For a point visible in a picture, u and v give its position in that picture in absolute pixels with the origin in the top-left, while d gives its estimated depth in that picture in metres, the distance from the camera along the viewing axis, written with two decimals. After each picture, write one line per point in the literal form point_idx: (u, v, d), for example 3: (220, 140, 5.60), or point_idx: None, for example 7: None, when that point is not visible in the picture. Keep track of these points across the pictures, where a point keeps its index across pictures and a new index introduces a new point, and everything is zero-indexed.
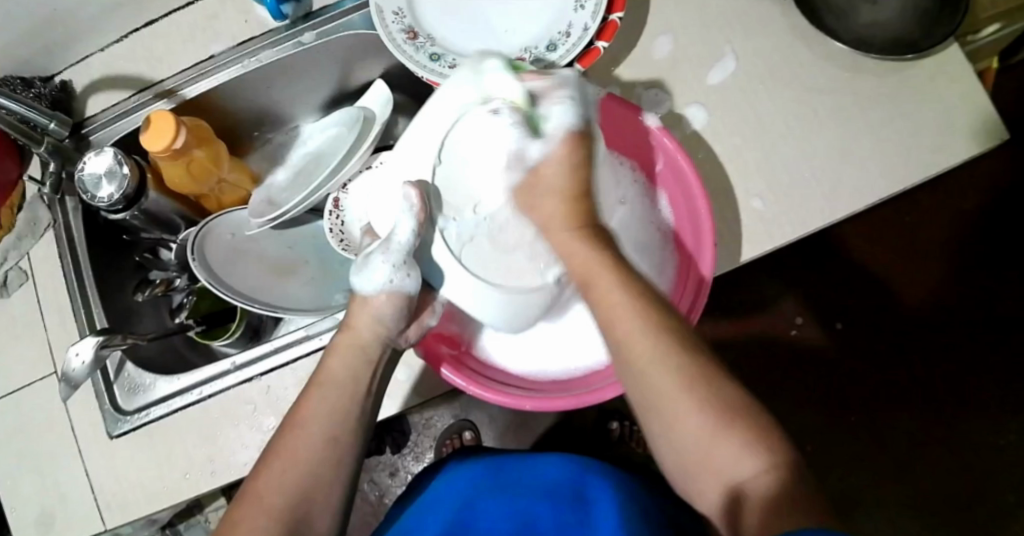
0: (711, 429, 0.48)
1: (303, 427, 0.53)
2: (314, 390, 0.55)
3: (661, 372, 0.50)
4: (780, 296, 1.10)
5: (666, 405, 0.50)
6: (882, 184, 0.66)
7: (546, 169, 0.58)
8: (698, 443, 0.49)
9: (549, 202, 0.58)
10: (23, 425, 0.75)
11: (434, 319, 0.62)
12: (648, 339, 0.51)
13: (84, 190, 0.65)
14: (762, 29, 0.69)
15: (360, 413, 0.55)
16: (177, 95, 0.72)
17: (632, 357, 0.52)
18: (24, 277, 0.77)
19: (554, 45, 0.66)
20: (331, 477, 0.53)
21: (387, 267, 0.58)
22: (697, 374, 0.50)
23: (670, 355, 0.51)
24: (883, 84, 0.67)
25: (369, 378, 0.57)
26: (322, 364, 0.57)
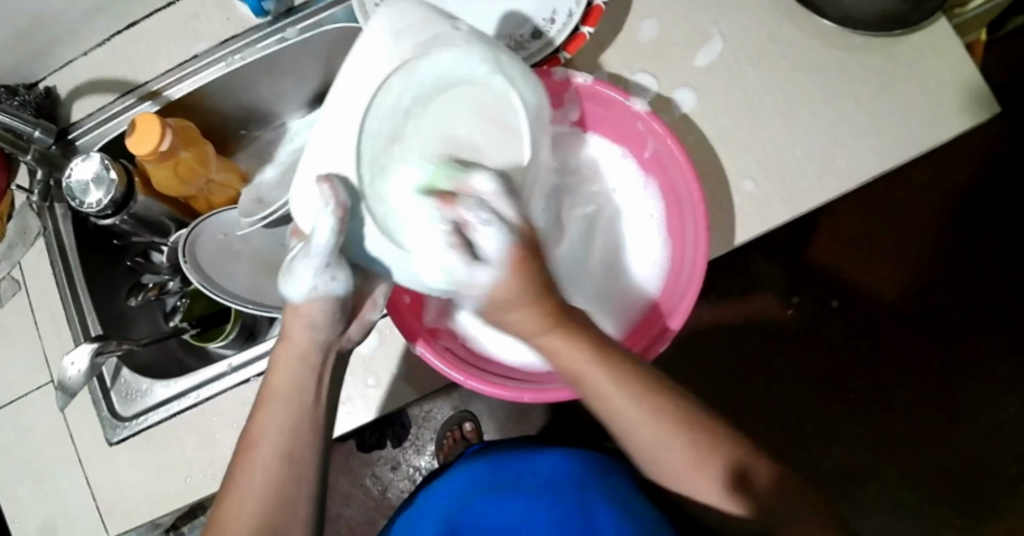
0: (692, 461, 0.51)
1: (254, 454, 0.52)
2: (260, 411, 0.54)
3: (641, 424, 0.51)
4: (776, 277, 1.10)
5: (664, 458, 0.52)
6: (874, 161, 0.65)
7: (499, 292, 0.49)
8: (677, 458, 0.51)
9: (519, 316, 0.50)
10: (22, 434, 0.75)
11: (377, 313, 0.59)
12: (635, 403, 0.51)
13: (73, 197, 0.65)
14: (748, 9, 0.69)
15: (311, 429, 0.53)
16: (161, 97, 0.71)
17: (602, 409, 0.52)
18: (16, 287, 0.76)
19: (540, 32, 0.65)
20: (295, 501, 0.52)
21: (310, 274, 0.52)
22: (677, 415, 0.52)
23: (655, 409, 0.51)
24: (871, 59, 0.67)
25: (314, 388, 0.55)
26: (265, 379, 0.55)
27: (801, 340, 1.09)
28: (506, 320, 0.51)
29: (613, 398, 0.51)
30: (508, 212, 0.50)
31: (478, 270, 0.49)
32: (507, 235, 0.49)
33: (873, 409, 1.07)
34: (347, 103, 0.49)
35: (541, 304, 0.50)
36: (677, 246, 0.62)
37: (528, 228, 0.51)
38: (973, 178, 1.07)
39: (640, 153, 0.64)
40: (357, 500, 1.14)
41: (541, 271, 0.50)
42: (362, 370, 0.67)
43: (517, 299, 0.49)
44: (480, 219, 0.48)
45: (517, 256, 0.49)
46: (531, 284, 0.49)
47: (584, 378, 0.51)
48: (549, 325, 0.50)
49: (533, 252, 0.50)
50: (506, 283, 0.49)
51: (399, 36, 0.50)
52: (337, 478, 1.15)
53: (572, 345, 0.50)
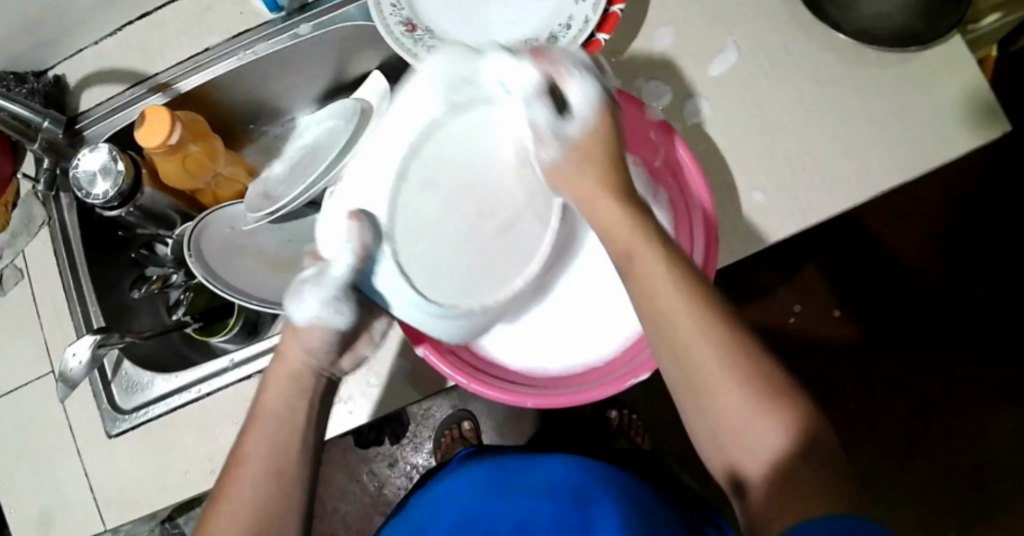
0: (750, 400, 0.43)
1: (244, 469, 0.50)
2: (251, 427, 0.52)
3: (693, 335, 0.45)
4: (778, 286, 1.10)
5: (714, 397, 0.44)
6: (886, 176, 0.65)
7: (586, 139, 0.51)
8: (739, 411, 0.43)
9: (583, 175, 0.51)
10: (22, 422, 0.74)
11: (370, 348, 0.61)
12: (685, 299, 0.45)
13: (79, 186, 0.65)
14: (764, 19, 0.69)
15: (303, 446, 0.52)
16: (171, 89, 0.71)
17: (639, 283, 0.47)
18: (19, 275, 0.76)
19: (555, 37, 0.65)
20: (283, 523, 0.50)
21: (317, 303, 0.53)
22: (734, 336, 0.45)
23: (716, 334, 0.44)
24: (884, 74, 0.67)
25: (306, 408, 0.54)
26: (257, 397, 0.54)
27: (802, 351, 1.09)
28: (569, 184, 0.52)
29: (655, 270, 0.46)
30: (585, 95, 0.51)
31: (565, 122, 0.51)
32: (597, 89, 0.51)
33: (871, 422, 1.08)
34: (387, 141, 0.51)
35: (613, 166, 0.51)
36: None
37: (607, 110, 0.52)
38: (980, 194, 1.07)
39: (651, 162, 0.64)
40: (354, 497, 1.14)
41: (616, 124, 0.52)
42: (365, 370, 0.66)
43: (597, 147, 0.51)
44: (573, 77, 0.51)
45: (604, 118, 0.52)
46: (611, 135, 0.52)
47: (657, 288, 0.46)
48: (615, 193, 0.50)
49: (611, 109, 0.52)
50: (591, 132, 0.51)
51: (450, 87, 0.51)
52: (335, 476, 1.15)
53: (618, 215, 0.49)
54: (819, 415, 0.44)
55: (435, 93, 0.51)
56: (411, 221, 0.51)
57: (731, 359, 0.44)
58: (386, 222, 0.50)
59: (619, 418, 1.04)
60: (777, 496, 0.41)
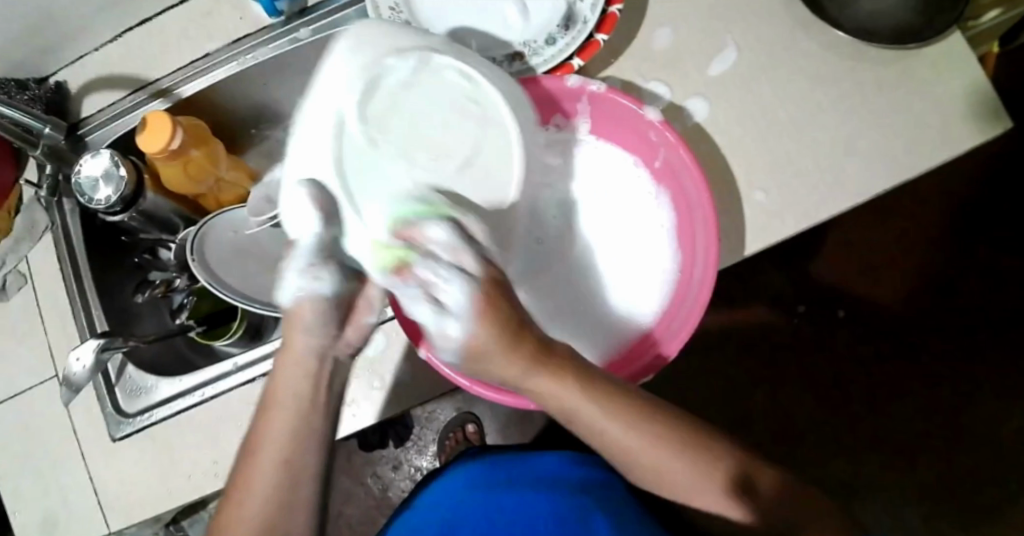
0: (690, 474, 0.53)
1: (257, 459, 0.52)
2: (264, 415, 0.53)
3: (641, 450, 0.52)
4: (781, 285, 1.10)
5: (670, 474, 0.53)
6: (886, 175, 0.65)
7: (475, 343, 0.47)
8: (688, 480, 0.54)
9: (507, 365, 0.48)
10: (26, 427, 0.75)
11: (373, 316, 0.55)
12: (608, 419, 0.51)
13: (82, 193, 0.65)
14: (763, 18, 0.69)
15: (312, 436, 0.53)
16: (172, 95, 0.71)
17: (591, 437, 0.52)
18: (23, 281, 0.76)
19: (554, 38, 0.65)
20: (294, 508, 0.52)
21: (295, 274, 0.51)
22: (667, 434, 0.53)
23: (660, 439, 0.53)
24: (885, 72, 0.67)
25: (315, 396, 0.54)
26: (269, 385, 0.54)
27: (804, 350, 1.09)
28: (488, 369, 0.49)
29: (588, 409, 0.50)
30: (456, 296, 0.47)
31: (448, 323, 0.47)
32: (469, 286, 0.47)
33: (875, 420, 1.07)
34: (319, 112, 0.51)
35: (519, 345, 0.48)
36: (686, 259, 0.62)
37: (489, 276, 0.48)
38: (982, 191, 1.07)
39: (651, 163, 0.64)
40: (358, 499, 1.14)
41: (508, 312, 0.48)
42: (368, 373, 0.67)
43: (488, 349, 0.47)
44: (446, 274, 0.47)
45: (486, 310, 0.47)
46: (502, 335, 0.47)
47: (581, 420, 0.51)
48: (524, 358, 0.48)
49: (497, 291, 0.48)
50: (471, 304, 0.46)
51: (355, 56, 0.51)
52: (339, 477, 1.15)
53: (566, 389, 0.50)
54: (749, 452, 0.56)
55: (347, 64, 0.51)
56: (368, 173, 0.50)
57: (677, 452, 0.53)
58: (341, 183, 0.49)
59: None
60: (770, 511, 0.55)
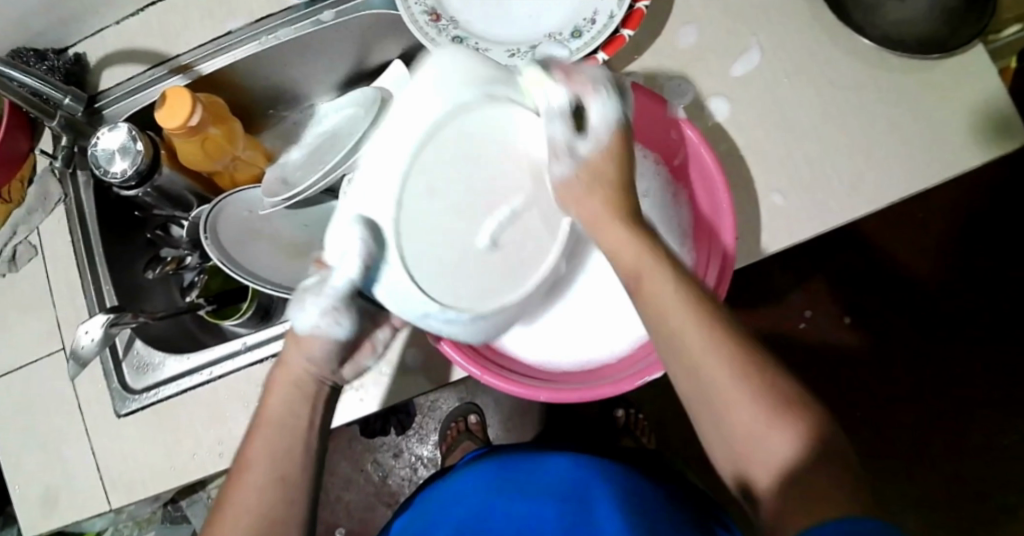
0: (767, 419, 0.43)
1: (246, 475, 0.49)
2: (254, 433, 0.51)
3: (719, 376, 0.44)
4: (789, 290, 1.10)
5: (720, 393, 0.44)
6: (905, 182, 0.65)
7: (597, 160, 0.50)
8: (752, 424, 0.43)
9: (592, 199, 0.50)
10: (31, 399, 0.74)
11: (371, 359, 0.59)
12: (679, 291, 0.45)
13: (98, 164, 0.65)
14: (787, 21, 0.69)
15: (304, 450, 0.50)
16: (192, 71, 0.71)
17: (665, 321, 0.46)
18: (33, 252, 0.76)
19: (579, 31, 0.64)
20: (287, 527, 0.48)
21: (316, 312, 0.50)
22: (740, 349, 0.44)
23: (728, 343, 0.44)
24: (907, 80, 0.66)
25: (309, 413, 0.52)
26: (259, 406, 0.53)
27: (809, 356, 1.09)
28: (579, 203, 0.51)
29: (674, 298, 0.45)
30: (609, 113, 0.51)
31: (580, 140, 0.50)
32: (617, 109, 0.51)
33: (874, 430, 1.08)
34: (389, 148, 0.46)
35: (621, 196, 0.50)
36: (701, 258, 0.62)
37: (619, 136, 0.51)
38: (994, 205, 1.07)
39: (671, 160, 0.64)
40: (357, 487, 1.13)
41: (630, 153, 0.52)
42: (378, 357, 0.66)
43: (596, 180, 0.50)
44: (595, 90, 0.51)
45: (616, 142, 0.51)
46: (618, 158, 0.51)
47: (645, 276, 0.46)
48: (619, 212, 0.49)
49: (625, 136, 0.52)
50: (605, 157, 0.50)
51: (448, 84, 0.47)
52: (341, 465, 1.14)
53: (627, 240, 0.48)
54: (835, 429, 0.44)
55: (438, 91, 0.47)
56: (417, 226, 0.47)
57: (775, 411, 0.43)
58: (396, 233, 0.46)
59: (625, 417, 1.03)
60: (786, 497, 0.41)
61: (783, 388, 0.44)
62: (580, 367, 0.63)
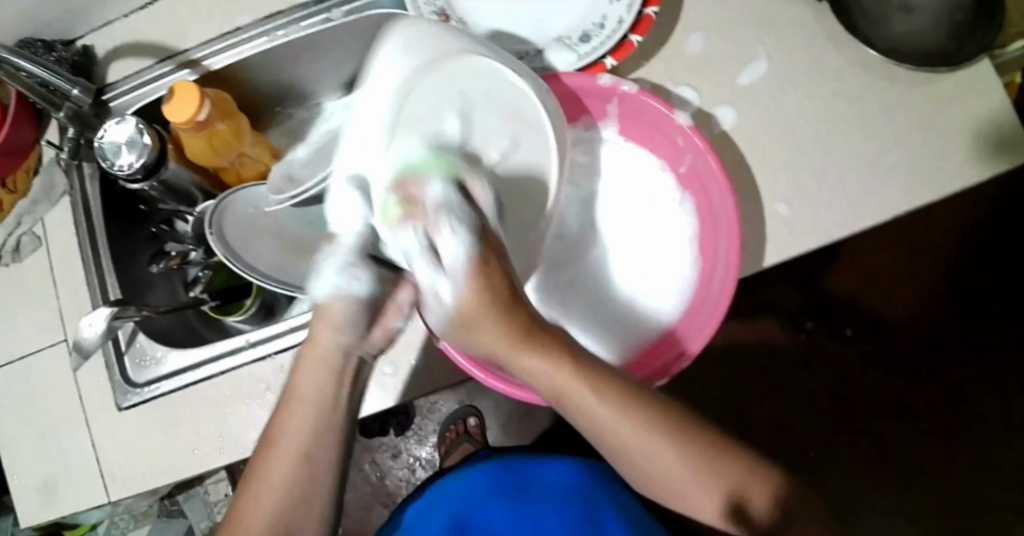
0: (725, 480, 0.51)
1: (273, 452, 0.51)
2: (283, 409, 0.53)
3: (648, 444, 0.50)
4: (790, 299, 1.10)
5: (684, 478, 0.51)
6: (909, 195, 0.65)
7: (462, 308, 0.50)
8: (715, 490, 0.51)
9: (486, 334, 0.50)
10: (31, 390, 0.74)
11: (401, 319, 0.57)
12: (616, 412, 0.50)
13: (104, 156, 0.66)
14: (795, 30, 0.69)
15: (330, 428, 0.52)
16: (200, 66, 0.71)
17: (607, 427, 0.50)
18: (37, 243, 0.76)
19: (588, 36, 0.65)
20: (312, 503, 0.51)
21: (333, 272, 0.54)
22: (681, 427, 0.51)
23: (670, 432, 0.51)
24: (913, 92, 0.67)
25: (335, 390, 0.53)
26: (289, 381, 0.54)
27: (807, 365, 1.10)
28: (471, 340, 0.52)
29: (605, 403, 0.50)
30: (456, 247, 0.50)
31: (441, 280, 0.51)
32: (467, 240, 0.50)
33: (871, 440, 1.08)
34: (361, 121, 0.55)
35: (508, 315, 0.50)
36: (704, 268, 0.62)
37: (481, 247, 0.50)
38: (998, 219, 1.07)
39: (675, 167, 0.64)
40: (355, 484, 1.14)
41: (500, 287, 0.50)
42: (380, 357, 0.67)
43: (476, 313, 0.50)
44: (447, 226, 0.49)
45: (477, 276, 0.49)
46: (489, 303, 0.49)
47: (564, 392, 0.50)
48: (532, 343, 0.50)
49: (486, 261, 0.50)
50: (467, 304, 0.50)
51: (408, 53, 0.55)
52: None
53: (552, 366, 0.50)
54: (790, 473, 0.53)
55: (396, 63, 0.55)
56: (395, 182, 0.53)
57: (710, 460, 0.51)
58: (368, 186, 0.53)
59: None
60: (780, 524, 0.51)
61: (702, 434, 0.52)
62: None
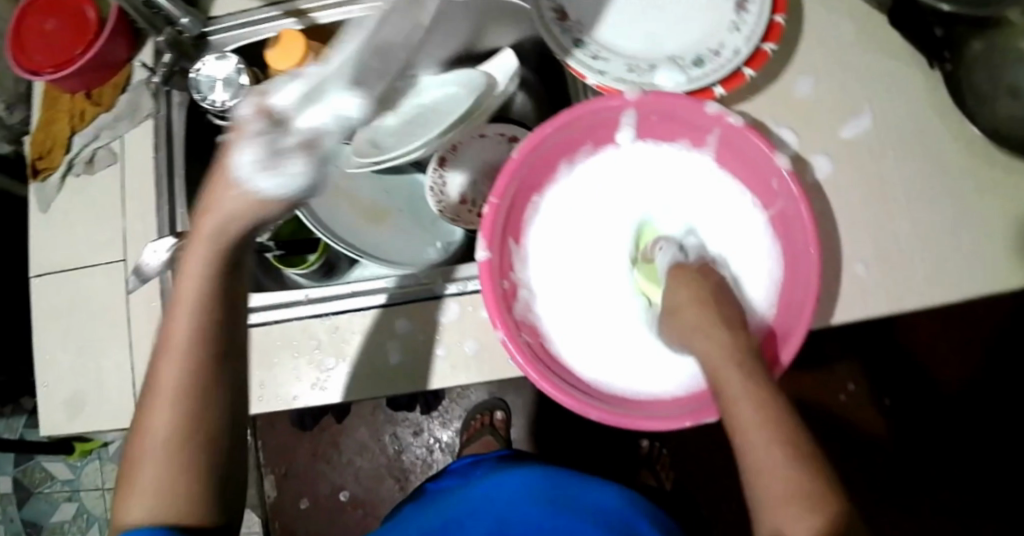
0: (796, 495, 0.45)
1: (158, 396, 0.46)
2: (164, 351, 0.46)
3: (752, 440, 0.47)
4: (830, 358, 1.12)
5: (760, 471, 0.47)
6: (988, 279, 0.65)
7: (676, 293, 0.57)
8: (774, 497, 0.46)
9: (689, 313, 0.55)
10: (79, 303, 0.74)
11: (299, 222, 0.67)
12: (746, 396, 0.49)
13: (199, 89, 0.66)
14: (904, 94, 0.68)
15: (216, 368, 0.47)
16: (308, 17, 0.72)
17: (736, 432, 0.49)
18: (113, 158, 0.75)
19: (702, 60, 0.64)
20: (202, 449, 0.46)
21: None
22: (792, 436, 0.48)
23: (779, 433, 0.47)
24: (1009, 177, 0.66)
25: (219, 328, 0.47)
26: (164, 318, 0.47)
27: (831, 424, 1.11)
28: (673, 323, 0.56)
29: (751, 412, 0.48)
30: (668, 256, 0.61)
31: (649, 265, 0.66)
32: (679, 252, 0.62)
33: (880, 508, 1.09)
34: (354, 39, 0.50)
35: (709, 307, 0.54)
36: (780, 313, 0.61)
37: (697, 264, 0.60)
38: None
39: (767, 207, 0.64)
40: (371, 454, 1.14)
41: (711, 281, 0.57)
42: (436, 339, 0.66)
43: (687, 299, 0.55)
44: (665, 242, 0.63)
45: (687, 272, 0.58)
46: (698, 288, 0.56)
47: (722, 367, 0.51)
48: (719, 327, 0.53)
49: (704, 268, 0.59)
50: (685, 288, 0.56)
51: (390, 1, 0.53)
52: (358, 430, 1.14)
53: (720, 353, 0.51)
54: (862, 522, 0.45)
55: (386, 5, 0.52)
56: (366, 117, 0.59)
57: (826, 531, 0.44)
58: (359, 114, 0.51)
59: (649, 449, 1.07)
60: None
61: (824, 499, 0.45)
62: (629, 393, 0.62)
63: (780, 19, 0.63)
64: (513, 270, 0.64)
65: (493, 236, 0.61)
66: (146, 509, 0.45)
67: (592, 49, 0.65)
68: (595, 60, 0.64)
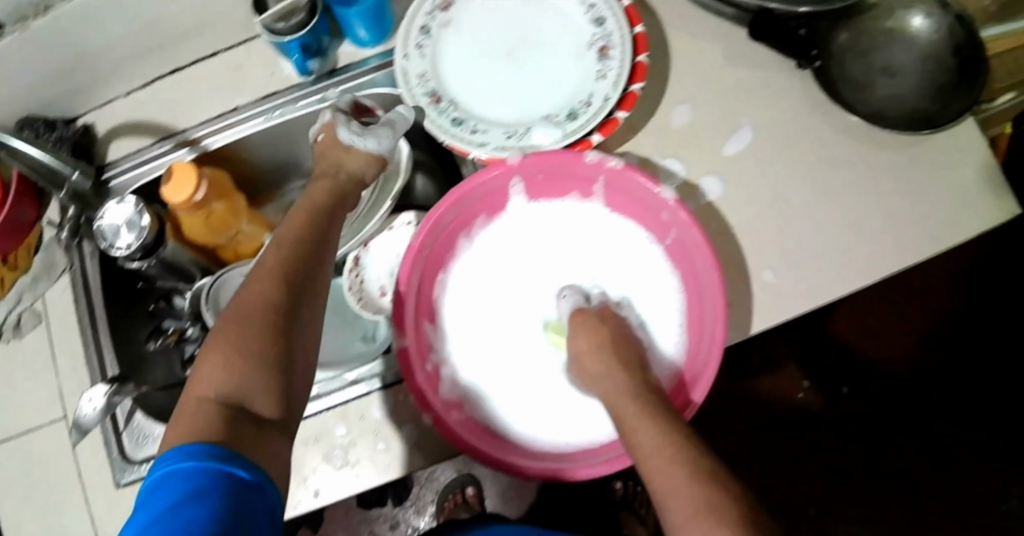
0: (700, 507, 0.46)
1: (238, 319, 0.51)
2: (245, 288, 0.53)
3: (653, 459, 0.50)
4: (785, 360, 1.10)
5: (666, 490, 0.48)
6: (894, 258, 0.66)
7: (580, 341, 0.60)
8: (680, 514, 0.47)
9: (592, 359, 0.59)
10: (28, 469, 0.74)
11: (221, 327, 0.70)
12: (647, 422, 0.52)
13: (104, 237, 0.66)
14: (778, 100, 0.70)
15: (295, 306, 0.53)
16: (199, 145, 0.74)
17: (642, 462, 0.51)
18: (37, 319, 0.77)
19: (575, 113, 0.66)
20: (274, 370, 0.50)
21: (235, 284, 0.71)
22: (693, 454, 0.49)
23: (678, 455, 0.49)
24: (897, 156, 0.68)
25: (300, 276, 0.55)
26: (252, 272, 0.55)
27: (816, 421, 1.08)
28: (585, 369, 0.59)
29: (651, 436, 0.51)
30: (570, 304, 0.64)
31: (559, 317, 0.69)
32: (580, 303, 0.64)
33: (886, 498, 1.05)
34: None
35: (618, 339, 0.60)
36: (691, 349, 0.62)
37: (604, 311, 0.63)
38: (989, 272, 1.08)
39: (663, 239, 0.65)
40: None
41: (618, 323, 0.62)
42: (376, 432, 0.66)
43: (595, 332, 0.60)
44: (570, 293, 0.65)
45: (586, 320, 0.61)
46: (595, 331, 0.60)
47: (619, 402, 0.55)
48: (625, 368, 0.57)
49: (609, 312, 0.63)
50: (584, 333, 0.60)
51: None
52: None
53: (619, 390, 0.56)
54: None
55: None
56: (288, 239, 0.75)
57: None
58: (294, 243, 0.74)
59: (625, 488, 1.07)
60: None
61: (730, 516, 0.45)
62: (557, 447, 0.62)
63: (644, 58, 0.65)
64: (433, 349, 0.65)
65: (406, 322, 0.62)
66: (224, 387, 0.49)
67: (470, 125, 0.67)
68: (474, 135, 0.66)
